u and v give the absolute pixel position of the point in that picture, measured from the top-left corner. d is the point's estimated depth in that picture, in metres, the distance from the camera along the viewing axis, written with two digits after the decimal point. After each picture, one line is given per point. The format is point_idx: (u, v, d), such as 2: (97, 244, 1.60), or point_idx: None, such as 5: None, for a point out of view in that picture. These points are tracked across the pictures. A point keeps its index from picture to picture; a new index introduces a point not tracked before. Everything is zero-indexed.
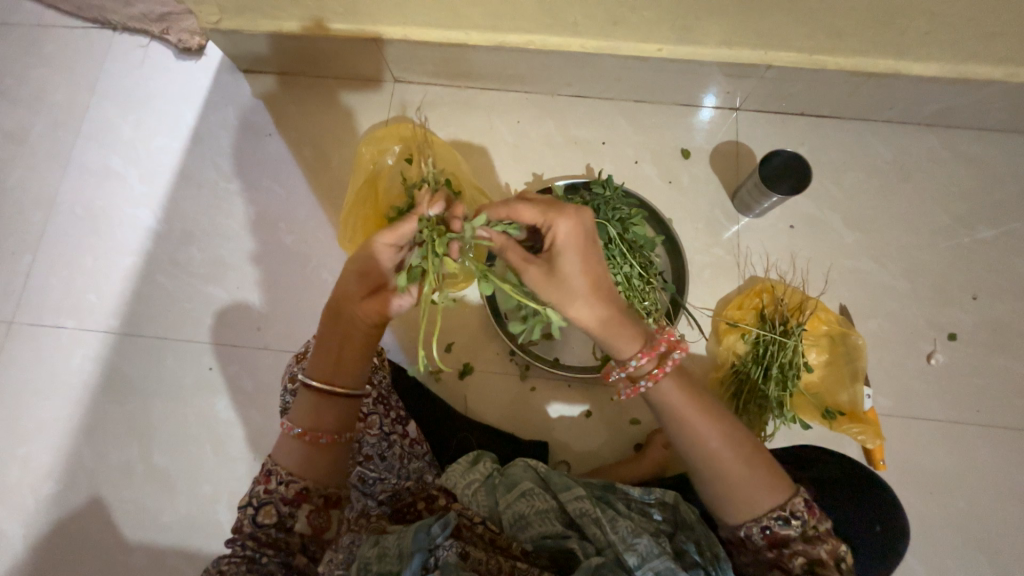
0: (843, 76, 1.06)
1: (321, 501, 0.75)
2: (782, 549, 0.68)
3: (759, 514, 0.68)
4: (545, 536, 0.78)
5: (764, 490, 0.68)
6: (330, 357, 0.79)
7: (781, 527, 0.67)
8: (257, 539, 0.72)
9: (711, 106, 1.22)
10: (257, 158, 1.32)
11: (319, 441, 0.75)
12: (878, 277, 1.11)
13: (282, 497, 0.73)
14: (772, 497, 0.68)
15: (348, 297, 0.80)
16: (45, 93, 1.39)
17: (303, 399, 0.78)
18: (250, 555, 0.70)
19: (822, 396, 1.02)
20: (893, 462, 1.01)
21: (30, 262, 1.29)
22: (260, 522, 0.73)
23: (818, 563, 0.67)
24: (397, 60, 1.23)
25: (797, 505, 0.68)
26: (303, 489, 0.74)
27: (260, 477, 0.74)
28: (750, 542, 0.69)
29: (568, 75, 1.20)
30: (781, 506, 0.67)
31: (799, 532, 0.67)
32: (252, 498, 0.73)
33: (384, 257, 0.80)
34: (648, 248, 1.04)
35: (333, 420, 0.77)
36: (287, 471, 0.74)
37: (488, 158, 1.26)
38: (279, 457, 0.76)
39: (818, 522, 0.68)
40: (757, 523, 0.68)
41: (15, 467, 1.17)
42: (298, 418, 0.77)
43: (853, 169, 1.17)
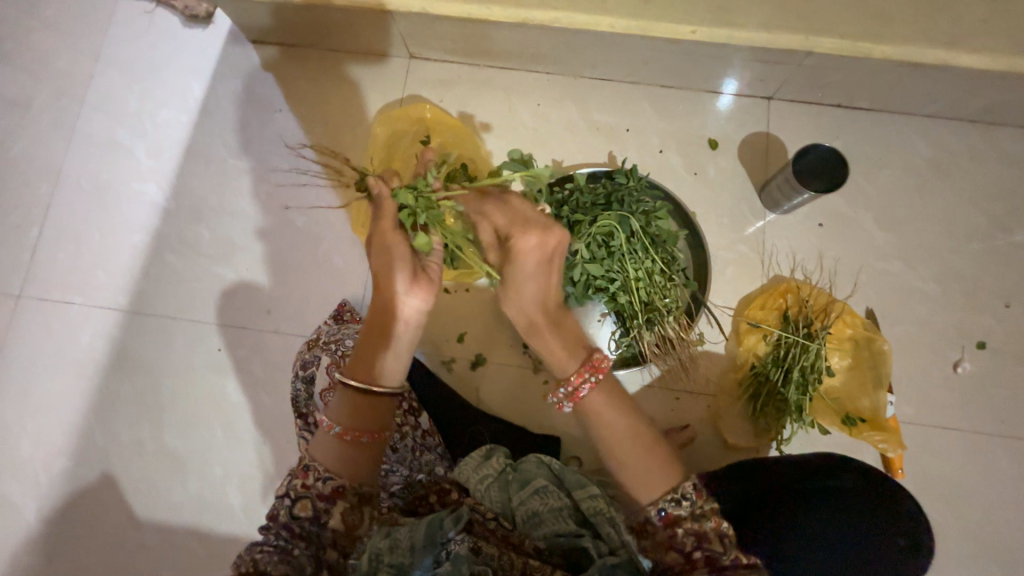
0: (888, 66, 1.00)
1: (356, 499, 0.70)
2: (675, 530, 0.68)
3: (655, 496, 0.70)
4: (559, 535, 0.77)
5: (662, 471, 0.71)
6: (371, 356, 0.76)
7: (674, 509, 0.69)
8: (290, 531, 0.68)
9: (733, 93, 1.17)
10: (266, 134, 1.27)
11: (360, 441, 0.73)
12: (908, 281, 1.07)
13: (320, 493, 0.69)
14: (665, 478, 0.71)
15: (382, 288, 0.78)
16: (48, 59, 1.34)
17: (341, 396, 0.75)
18: (282, 545, 0.68)
19: (842, 401, 1.00)
20: (912, 470, 0.99)
21: (37, 235, 1.27)
22: (295, 515, 0.68)
23: (705, 539, 0.67)
24: (413, 34, 1.17)
25: (688, 488, 0.70)
26: (341, 487, 0.70)
27: (298, 471, 0.71)
28: (648, 524, 0.70)
29: (593, 55, 1.13)
30: (674, 489, 0.69)
31: (689, 511, 0.68)
32: (289, 490, 0.70)
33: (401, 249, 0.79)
34: (671, 243, 0.99)
35: (373, 420, 0.75)
36: (325, 468, 0.71)
37: (506, 142, 1.21)
38: (316, 454, 0.72)
39: (706, 502, 0.69)
40: (654, 505, 0.69)
41: (29, 442, 1.17)
42: (337, 416, 0.74)
43: (889, 166, 1.11)
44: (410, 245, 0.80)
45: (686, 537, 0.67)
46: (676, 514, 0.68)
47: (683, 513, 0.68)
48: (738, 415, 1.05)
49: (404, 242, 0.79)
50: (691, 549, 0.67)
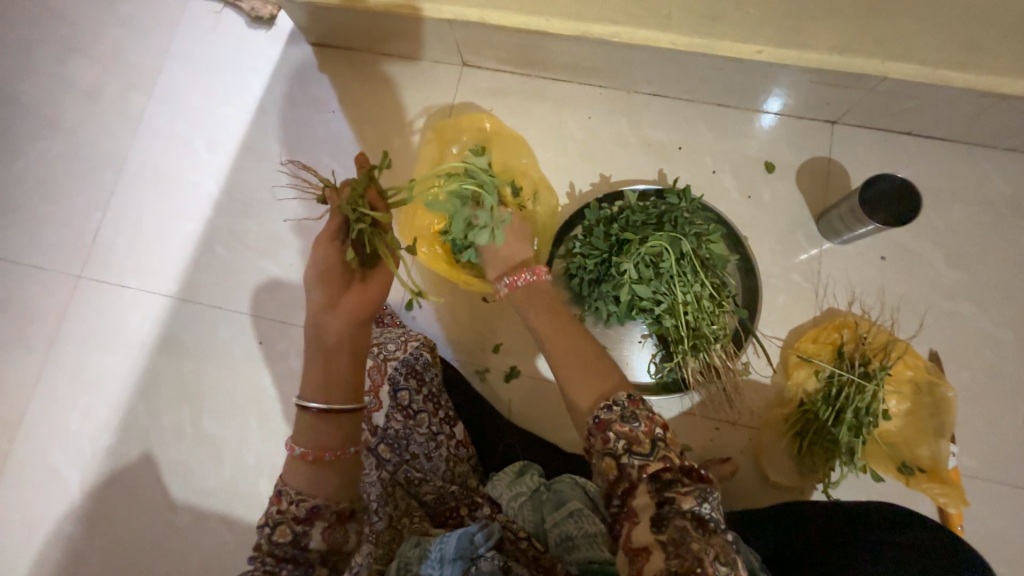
0: (971, 95, 0.94)
1: (335, 518, 0.68)
2: (608, 436, 0.73)
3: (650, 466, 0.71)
4: (592, 561, 0.75)
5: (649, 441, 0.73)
6: (320, 375, 0.73)
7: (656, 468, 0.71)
8: (274, 557, 0.66)
9: (772, 112, 1.13)
10: (319, 134, 1.30)
11: (325, 459, 0.69)
12: (979, 324, 1.00)
13: (295, 517, 0.66)
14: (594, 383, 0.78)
15: (315, 309, 0.76)
16: (121, 53, 1.41)
17: (303, 419, 0.72)
18: (268, 574, 0.65)
19: (898, 448, 0.94)
20: (974, 529, 0.92)
21: (100, 220, 1.33)
22: (276, 542, 0.66)
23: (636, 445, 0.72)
24: (469, 43, 1.18)
25: (619, 395, 0.76)
26: (316, 507, 0.67)
27: (271, 498, 0.68)
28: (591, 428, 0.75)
29: (650, 71, 1.11)
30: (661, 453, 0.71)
31: (619, 415, 0.73)
32: (267, 518, 0.67)
33: (332, 258, 0.78)
34: (721, 267, 0.96)
35: (334, 435, 0.71)
36: (296, 490, 0.68)
37: (554, 154, 1.20)
38: (287, 477, 0.69)
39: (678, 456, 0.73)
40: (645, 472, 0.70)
41: (77, 416, 1.23)
42: (301, 436, 0.71)
43: (962, 200, 1.05)
44: (341, 254, 0.78)
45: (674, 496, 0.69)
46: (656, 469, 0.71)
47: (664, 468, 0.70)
48: (783, 451, 1.00)
49: (336, 252, 0.78)
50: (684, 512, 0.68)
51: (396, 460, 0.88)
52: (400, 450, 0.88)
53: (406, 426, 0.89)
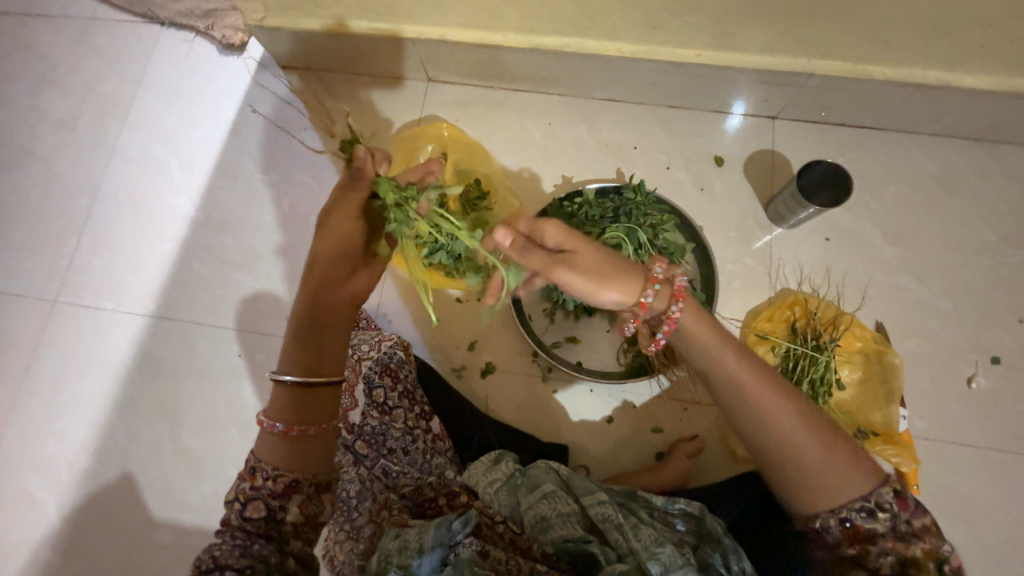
0: (890, 87, 1.03)
1: (312, 490, 0.70)
2: (866, 546, 0.62)
3: (840, 504, 0.63)
4: (566, 540, 0.78)
5: (851, 479, 0.63)
6: (312, 350, 0.76)
7: (865, 521, 0.62)
8: (245, 531, 0.66)
9: (743, 114, 1.21)
10: (292, 151, 1.35)
11: (306, 434, 0.72)
12: (918, 295, 1.07)
13: (271, 492, 0.68)
14: (861, 484, 0.63)
15: (321, 281, 0.80)
16: (95, 83, 1.45)
17: (280, 394, 0.74)
18: (241, 543, 0.66)
19: (853, 415, 0.99)
20: (929, 487, 0.97)
21: (75, 244, 1.34)
22: (247, 517, 0.67)
23: (910, 562, 0.60)
24: (432, 59, 1.25)
25: (884, 498, 0.62)
26: (293, 481, 0.69)
27: (245, 475, 0.70)
28: (827, 534, 0.64)
29: (603, 78, 1.19)
30: (867, 498, 0.62)
31: (887, 528, 0.62)
32: (238, 494, 0.68)
33: (354, 234, 0.84)
34: (678, 255, 1.02)
35: (314, 410, 0.74)
36: (273, 466, 0.69)
37: (518, 159, 1.26)
38: (262, 454, 0.71)
39: (909, 515, 0.62)
40: (835, 514, 0.63)
41: (53, 440, 1.22)
42: (278, 414, 0.73)
43: (895, 182, 1.13)
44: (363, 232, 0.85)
45: (883, 555, 0.61)
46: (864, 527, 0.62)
47: (878, 527, 0.61)
48: None
49: (359, 228, 0.84)
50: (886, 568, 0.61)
51: (374, 455, 0.90)
52: (376, 446, 0.91)
53: (382, 421, 0.92)
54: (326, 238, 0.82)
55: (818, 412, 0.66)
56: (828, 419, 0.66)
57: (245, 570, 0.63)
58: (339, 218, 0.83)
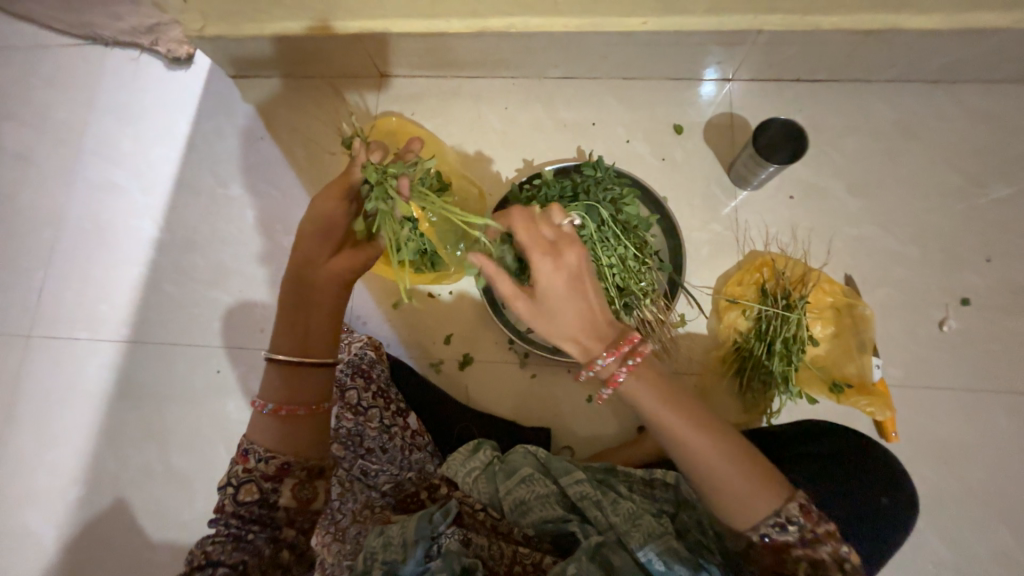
0: (840, 36, 1.02)
1: (304, 475, 0.70)
2: (783, 557, 0.64)
3: (757, 521, 0.64)
4: (547, 521, 0.79)
5: (763, 496, 0.63)
6: (299, 328, 0.76)
7: (779, 534, 0.64)
8: (239, 518, 0.67)
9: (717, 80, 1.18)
10: (251, 161, 1.33)
11: (296, 414, 0.72)
12: (886, 244, 1.07)
13: (264, 475, 0.68)
14: (768, 499, 0.63)
15: (304, 262, 0.79)
16: (45, 112, 1.42)
17: (272, 374, 0.75)
18: (235, 533, 0.66)
19: (828, 369, 1.00)
20: (907, 434, 0.98)
21: (43, 277, 1.33)
22: (241, 501, 0.67)
23: (820, 563, 0.64)
24: (380, 53, 1.22)
25: (793, 511, 0.64)
26: (286, 464, 0.69)
27: (237, 457, 0.70)
28: (752, 548, 0.66)
29: (555, 56, 1.17)
30: (778, 514, 0.63)
31: (798, 538, 0.64)
32: (231, 478, 0.69)
33: (340, 214, 0.80)
34: (642, 228, 1.02)
35: (307, 392, 0.74)
36: (266, 448, 0.70)
37: (478, 146, 1.24)
38: (255, 435, 0.71)
39: (818, 524, 0.64)
40: (756, 530, 0.64)
41: (44, 474, 1.22)
42: (270, 394, 0.73)
43: (856, 133, 1.12)
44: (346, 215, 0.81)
45: (799, 561, 0.64)
46: (781, 539, 0.64)
47: (791, 539, 0.63)
48: (725, 391, 1.04)
49: (341, 207, 0.81)
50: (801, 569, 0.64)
51: (352, 456, 0.90)
52: (354, 447, 0.90)
53: (356, 423, 0.90)
54: (308, 217, 0.80)
55: (732, 435, 0.65)
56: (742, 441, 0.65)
57: (239, 565, 0.64)
58: (325, 200, 0.80)
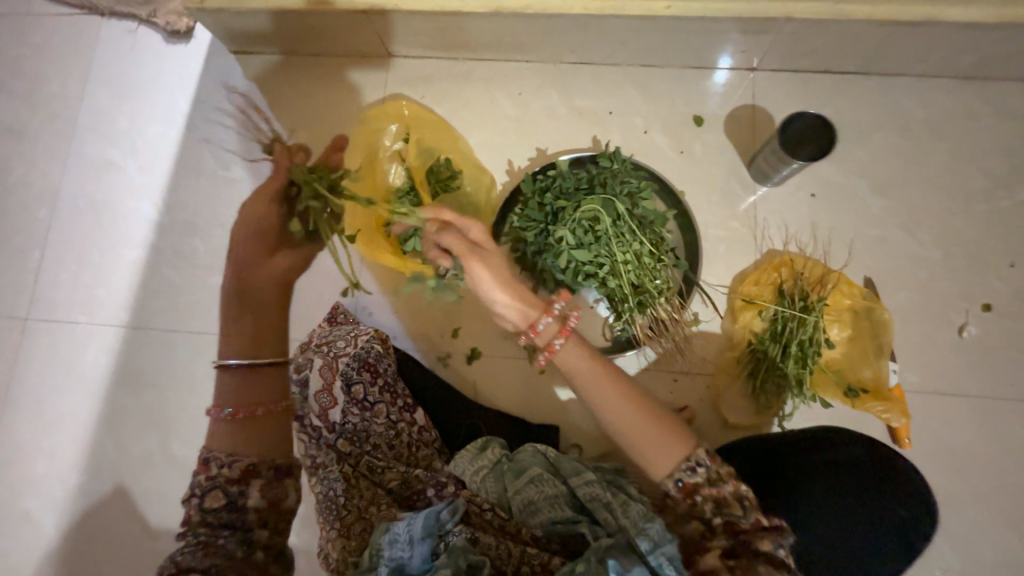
0: (873, 26, 0.97)
1: (270, 475, 0.71)
2: (693, 499, 0.70)
3: (671, 468, 0.70)
4: (556, 522, 0.78)
5: (670, 442, 0.71)
6: (247, 330, 0.78)
7: (690, 478, 0.69)
8: (208, 525, 0.67)
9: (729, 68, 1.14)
10: (253, 142, 1.28)
11: (255, 415, 0.73)
12: (907, 246, 1.04)
13: (228, 479, 0.69)
14: (678, 446, 0.70)
15: (245, 267, 0.80)
16: (39, 85, 1.37)
17: (229, 379, 0.76)
18: (205, 540, 0.66)
19: (844, 373, 0.97)
20: (920, 441, 0.97)
21: (39, 258, 1.30)
22: (207, 509, 0.68)
23: (724, 503, 0.68)
24: (389, 32, 1.17)
25: (700, 455, 0.70)
26: (251, 466, 0.70)
27: (199, 467, 0.70)
28: (672, 498, 0.70)
29: (571, 39, 1.12)
30: (687, 458, 0.70)
31: (705, 479, 0.69)
32: (196, 487, 0.69)
33: (275, 215, 0.82)
34: (659, 223, 0.98)
35: (262, 391, 0.76)
36: (226, 453, 0.70)
37: (489, 133, 1.20)
38: (213, 444, 0.71)
39: (720, 466, 0.70)
40: (671, 476, 0.70)
41: (43, 459, 1.21)
42: (227, 400, 0.74)
43: (882, 130, 1.09)
44: (280, 215, 0.83)
45: (705, 502, 0.69)
46: (693, 482, 0.69)
47: (700, 480, 0.69)
48: (738, 392, 1.02)
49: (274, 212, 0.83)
50: (710, 513, 0.69)
51: (358, 451, 0.92)
52: (360, 442, 0.92)
53: (363, 418, 0.93)
54: (236, 222, 0.91)
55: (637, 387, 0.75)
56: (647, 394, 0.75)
57: (212, 569, 0.64)
58: (256, 207, 0.83)
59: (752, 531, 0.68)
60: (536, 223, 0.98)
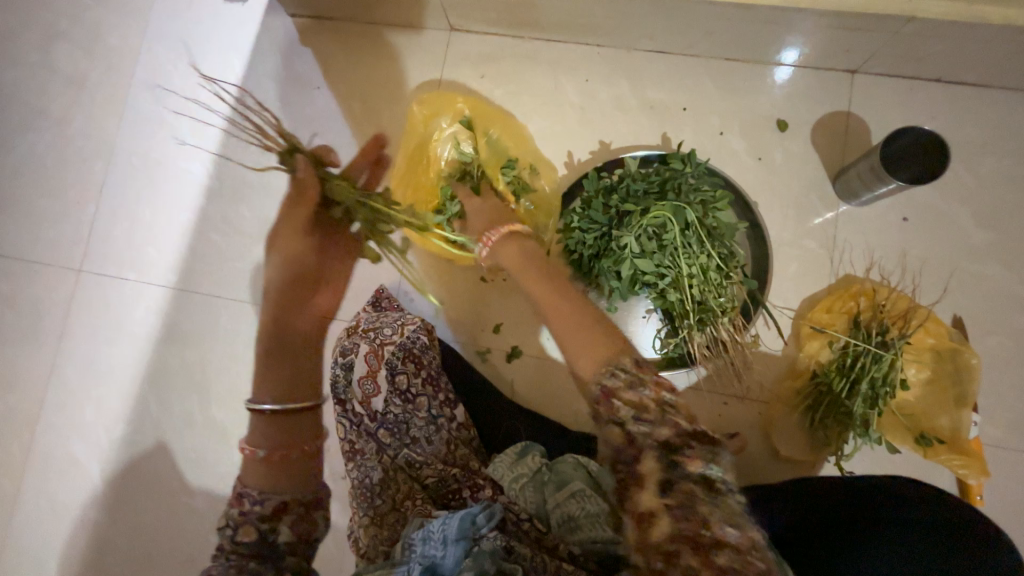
0: (1010, 33, 0.84)
1: (302, 509, 0.68)
2: (615, 410, 0.62)
3: (593, 374, 0.65)
4: (596, 541, 0.74)
5: (593, 349, 0.67)
6: (285, 373, 0.77)
7: (611, 383, 0.63)
8: (239, 553, 0.64)
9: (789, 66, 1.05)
10: (305, 112, 1.25)
11: (289, 457, 0.71)
12: (1007, 286, 0.93)
13: (261, 515, 0.65)
14: (597, 353, 0.67)
15: (281, 311, 0.82)
16: (99, 36, 1.36)
17: (257, 424, 0.74)
18: (238, 563, 0.63)
19: (917, 419, 0.90)
20: (992, 499, 0.89)
21: (94, 212, 1.32)
22: (239, 541, 0.64)
23: (643, 410, 0.61)
24: (455, 5, 1.10)
25: (621, 363, 0.64)
26: (282, 503, 0.67)
27: (232, 501, 0.67)
28: (597, 407, 0.63)
29: (651, 25, 1.02)
30: (608, 363, 0.65)
31: (626, 381, 0.63)
32: (228, 520, 0.66)
33: (303, 259, 0.87)
34: (730, 237, 0.91)
35: (287, 436, 0.73)
36: (259, 491, 0.67)
37: (550, 121, 1.13)
38: (248, 479, 0.69)
39: (647, 373, 0.63)
40: (595, 383, 0.65)
41: (91, 408, 1.25)
42: (259, 442, 0.72)
43: (995, 152, 0.97)
44: (303, 255, 0.88)
45: (625, 412, 0.61)
46: (612, 388, 0.62)
47: (617, 383, 0.62)
48: (793, 424, 0.96)
49: (306, 249, 0.88)
50: (628, 422, 0.60)
51: (397, 444, 0.91)
52: (400, 435, 0.92)
53: (406, 411, 0.93)
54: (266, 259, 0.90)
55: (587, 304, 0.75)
56: (597, 310, 0.73)
57: None
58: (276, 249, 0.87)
59: (688, 448, 0.58)
60: (596, 226, 0.93)
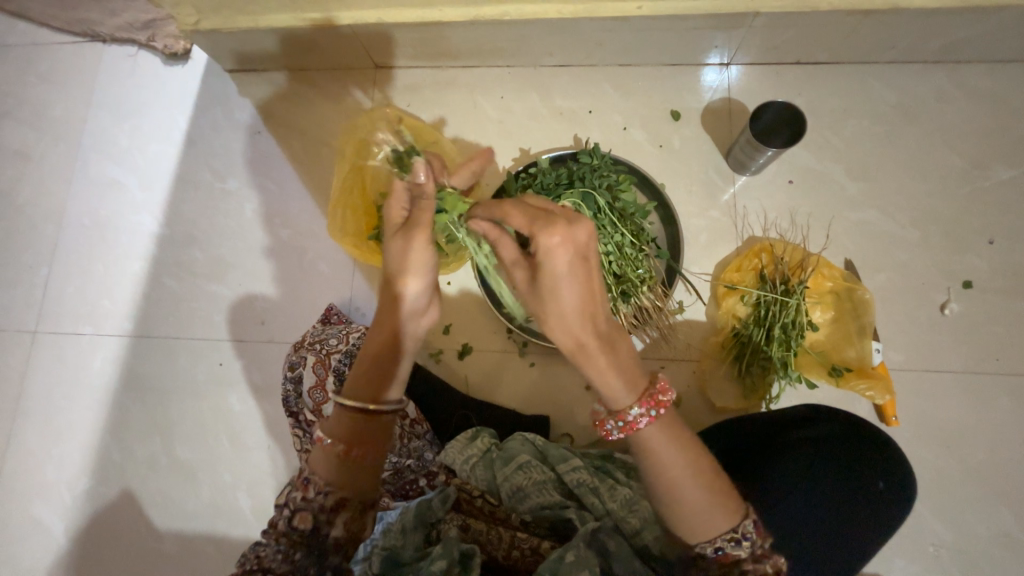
0: (839, 16, 1.00)
1: (359, 508, 0.69)
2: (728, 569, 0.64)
3: (714, 535, 0.63)
4: (544, 506, 0.82)
5: (719, 512, 0.63)
6: (374, 378, 0.72)
7: (733, 549, 0.63)
8: (289, 538, 0.67)
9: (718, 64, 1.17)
10: (249, 155, 1.33)
11: (365, 458, 0.69)
12: (886, 227, 1.06)
13: (322, 506, 0.67)
14: (726, 516, 0.63)
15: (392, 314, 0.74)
16: (45, 110, 1.43)
17: (338, 413, 0.71)
18: (284, 549, 0.66)
19: (827, 354, 0.99)
20: (906, 418, 0.97)
21: (47, 273, 1.35)
22: (294, 526, 0.67)
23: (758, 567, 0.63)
24: (375, 45, 1.22)
25: (748, 527, 0.63)
26: (345, 498, 0.68)
27: (297, 483, 0.69)
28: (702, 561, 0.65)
29: (549, 43, 1.16)
30: (733, 529, 0.62)
31: (749, 554, 0.63)
32: (288, 500, 0.68)
33: (422, 257, 0.74)
34: (639, 215, 1.00)
35: (371, 434, 0.71)
36: (326, 482, 0.68)
37: (473, 137, 1.24)
38: (316, 467, 0.69)
39: (765, 540, 0.64)
40: (711, 543, 0.63)
41: (51, 467, 1.24)
42: (335, 430, 0.70)
43: (856, 116, 1.11)
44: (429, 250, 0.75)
45: None
46: (733, 554, 0.63)
47: (743, 555, 0.62)
48: (724, 377, 1.04)
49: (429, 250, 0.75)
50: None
51: None
52: None
53: None
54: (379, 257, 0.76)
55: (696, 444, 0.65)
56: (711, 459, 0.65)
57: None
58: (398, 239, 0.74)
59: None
60: None
